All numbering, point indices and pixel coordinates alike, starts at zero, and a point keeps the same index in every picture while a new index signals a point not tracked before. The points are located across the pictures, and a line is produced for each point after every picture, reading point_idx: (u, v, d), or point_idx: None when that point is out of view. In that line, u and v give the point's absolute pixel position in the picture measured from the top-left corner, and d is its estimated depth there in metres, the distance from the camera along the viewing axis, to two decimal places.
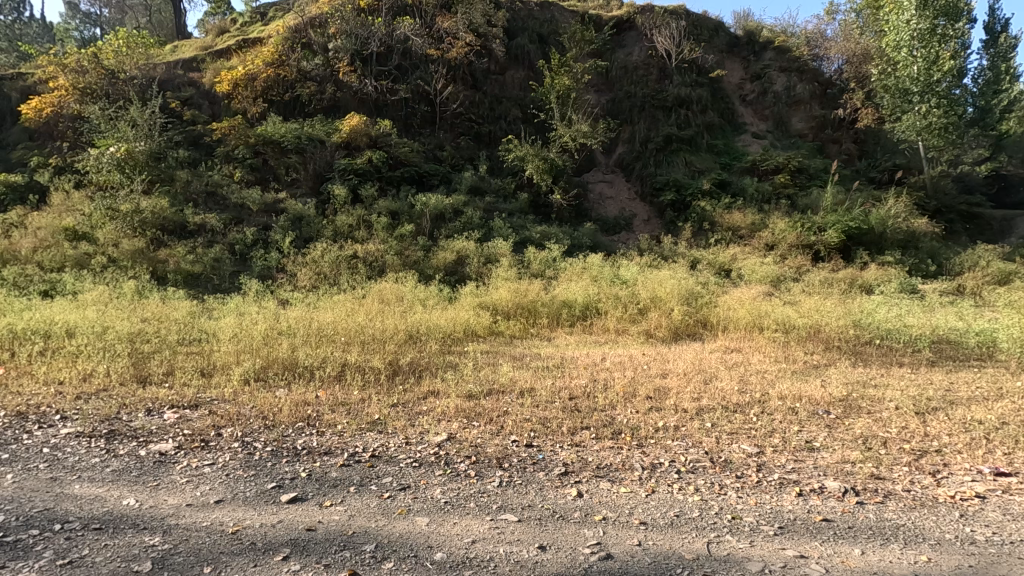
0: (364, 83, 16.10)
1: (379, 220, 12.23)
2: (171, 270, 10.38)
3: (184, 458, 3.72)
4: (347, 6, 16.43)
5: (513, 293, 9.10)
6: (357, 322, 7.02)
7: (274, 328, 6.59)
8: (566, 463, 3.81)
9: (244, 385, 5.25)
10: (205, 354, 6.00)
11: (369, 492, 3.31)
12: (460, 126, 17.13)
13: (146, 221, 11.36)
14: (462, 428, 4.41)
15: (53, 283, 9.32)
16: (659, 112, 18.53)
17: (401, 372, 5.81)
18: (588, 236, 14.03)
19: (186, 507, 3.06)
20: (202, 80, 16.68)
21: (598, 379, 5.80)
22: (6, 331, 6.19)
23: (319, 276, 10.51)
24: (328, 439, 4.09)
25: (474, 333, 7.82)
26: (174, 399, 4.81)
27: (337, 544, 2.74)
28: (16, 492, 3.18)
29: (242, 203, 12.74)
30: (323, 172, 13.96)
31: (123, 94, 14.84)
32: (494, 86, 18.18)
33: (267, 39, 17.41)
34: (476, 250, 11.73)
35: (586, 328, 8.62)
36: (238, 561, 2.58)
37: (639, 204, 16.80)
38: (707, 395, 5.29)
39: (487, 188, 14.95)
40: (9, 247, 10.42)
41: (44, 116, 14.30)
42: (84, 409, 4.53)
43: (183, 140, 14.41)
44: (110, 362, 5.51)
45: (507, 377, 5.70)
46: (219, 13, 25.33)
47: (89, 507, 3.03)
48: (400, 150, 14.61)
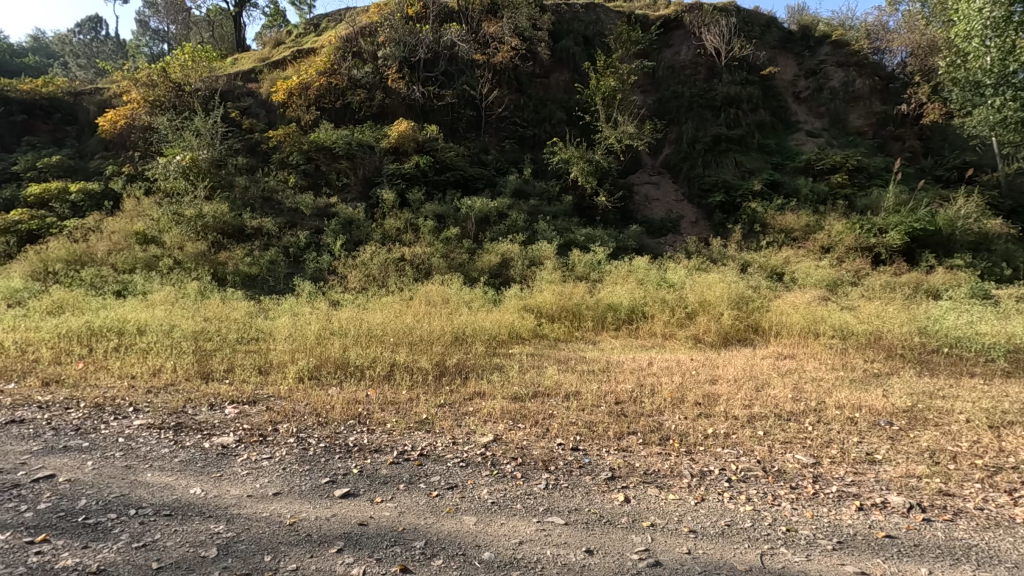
0: (412, 90, 16.44)
1: (425, 224, 12.46)
2: (230, 272, 10.88)
3: (244, 451, 3.90)
4: (396, 15, 16.89)
5: (558, 296, 9.08)
6: (405, 324, 7.19)
7: (326, 328, 6.82)
8: (613, 468, 3.78)
9: (299, 383, 5.45)
10: (262, 352, 6.26)
11: (418, 490, 3.38)
12: (505, 130, 17.29)
13: (208, 225, 11.96)
14: (508, 430, 4.45)
15: (125, 284, 9.96)
16: (707, 111, 18.11)
17: (448, 373, 5.91)
18: (634, 238, 13.84)
19: (247, 498, 3.21)
20: (260, 91, 17.51)
21: (645, 384, 5.71)
22: (85, 327, 6.67)
23: (368, 278, 10.80)
24: (378, 437, 4.21)
25: (518, 335, 7.86)
26: (235, 395, 5.05)
27: (388, 540, 2.82)
28: (96, 478, 3.43)
29: (296, 208, 13.27)
30: (372, 177, 14.33)
31: (188, 105, 15.74)
32: (538, 89, 18.23)
33: (320, 50, 18.05)
34: (521, 253, 11.77)
35: (631, 333, 8.50)
36: (296, 551, 2.69)
37: (687, 206, 16.46)
38: (759, 402, 5.13)
39: (531, 191, 14.99)
40: (87, 250, 11.22)
41: (118, 127, 15.32)
42: (154, 402, 4.82)
43: (242, 148, 15.12)
44: (177, 359, 5.85)
45: (553, 380, 5.69)
46: (275, 26, 26.44)
47: (160, 494, 3.23)
48: (446, 155, 14.83)
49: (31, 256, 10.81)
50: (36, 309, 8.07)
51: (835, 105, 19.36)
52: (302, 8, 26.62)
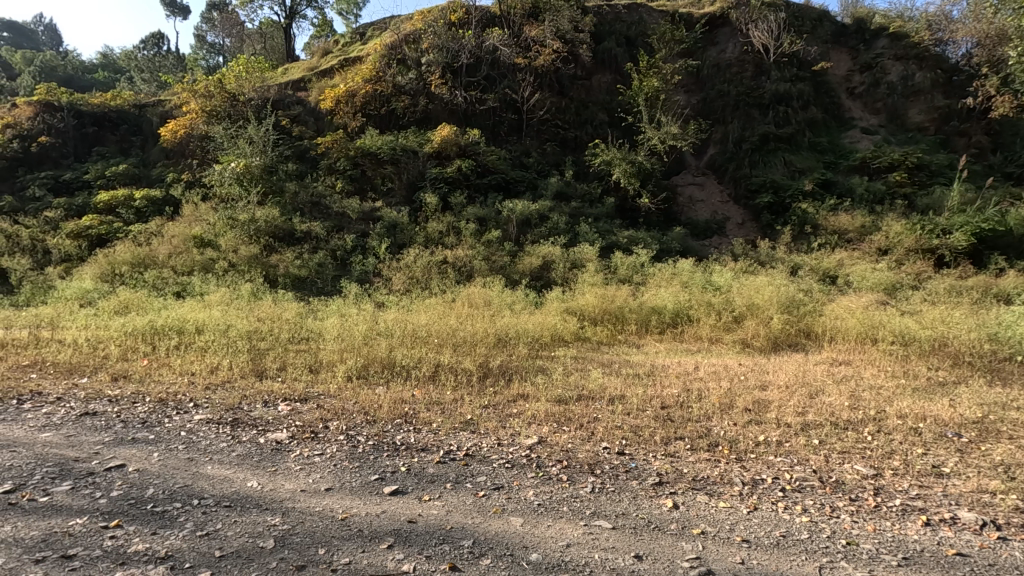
0: (455, 95, 16.66)
1: (467, 227, 12.60)
2: (281, 274, 11.26)
3: (297, 447, 4.03)
4: (439, 22, 17.25)
5: (601, 298, 9.00)
6: (449, 326, 7.28)
7: (373, 329, 7.00)
8: (660, 474, 3.71)
9: (348, 381, 5.61)
10: (313, 351, 6.46)
11: (464, 489, 3.41)
12: (546, 132, 17.28)
13: (260, 229, 12.44)
14: (553, 432, 4.43)
15: (184, 285, 10.48)
16: (754, 110, 17.61)
17: (492, 374, 5.95)
18: (678, 240, 13.56)
19: (301, 493, 3.32)
20: (309, 99, 18.09)
21: (692, 389, 5.58)
22: (149, 326, 7.04)
23: (412, 280, 11.00)
24: (425, 436, 4.27)
25: (561, 338, 7.82)
26: (287, 393, 5.22)
27: (437, 538, 2.86)
28: (161, 469, 3.61)
29: (343, 212, 13.63)
30: (416, 181, 14.56)
31: (242, 114, 16.44)
32: (580, 91, 18.15)
33: (366, 58, 18.55)
34: (562, 255, 11.73)
35: (676, 336, 8.33)
36: (348, 546, 2.76)
37: (733, 207, 16.05)
38: (814, 410, 4.93)
39: (573, 194, 14.92)
40: (150, 252, 11.85)
41: (179, 136, 16.12)
42: (212, 398, 5.05)
43: (292, 155, 15.61)
44: (233, 357, 6.11)
45: (597, 384, 5.64)
46: (323, 36, 27.35)
47: (220, 486, 3.38)
48: (489, 158, 14.94)
49: (101, 259, 11.55)
50: (105, 308, 8.58)
51: (892, 100, 18.51)
52: (348, 18, 27.46)
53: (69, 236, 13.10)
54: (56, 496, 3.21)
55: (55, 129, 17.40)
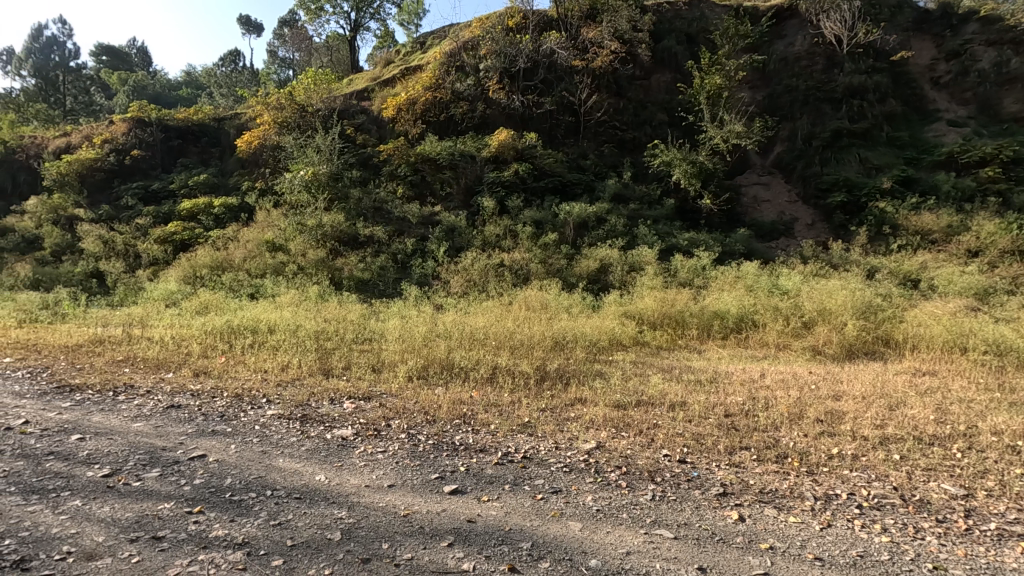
0: (512, 99, 16.81)
1: (524, 230, 12.66)
2: (345, 277, 11.72)
3: (361, 444, 4.18)
4: (498, 29, 17.62)
5: (660, 302, 8.80)
6: (507, 328, 7.33)
7: (433, 331, 7.15)
8: (725, 484, 3.58)
9: (408, 381, 5.77)
10: (375, 351, 6.69)
11: (523, 491, 3.43)
12: (604, 134, 17.06)
13: (327, 233, 13.00)
14: (611, 438, 4.37)
15: (258, 287, 11.10)
16: (826, 105, 16.72)
17: (550, 377, 5.94)
18: (742, 242, 13.05)
19: (365, 488, 3.44)
20: (372, 108, 18.70)
21: (758, 398, 5.35)
22: (227, 326, 7.53)
23: (469, 282, 11.17)
24: (483, 437, 4.33)
25: (619, 342, 7.70)
26: (351, 391, 5.42)
27: (496, 538, 2.88)
28: (238, 460, 3.84)
29: (404, 217, 14.04)
30: (474, 186, 14.77)
31: (311, 124, 17.28)
32: (639, 91, 17.83)
33: (426, 66, 19.05)
34: (620, 258, 11.56)
35: (740, 342, 8.02)
36: (411, 541, 2.83)
37: (801, 208, 15.28)
38: (894, 423, 4.60)
39: (631, 196, 14.68)
40: (228, 256, 12.65)
41: (253, 147, 17.11)
42: (283, 395, 5.32)
43: (356, 162, 16.19)
44: (302, 356, 6.42)
45: (657, 389, 5.51)
46: (385, 47, 28.33)
47: (290, 479, 3.55)
48: (546, 161, 14.97)
49: (184, 263, 12.44)
50: (187, 308, 9.24)
51: (984, 89, 16.99)
52: (409, 29, 28.32)
53: (158, 241, 14.19)
54: (147, 481, 3.49)
55: (145, 143, 18.93)
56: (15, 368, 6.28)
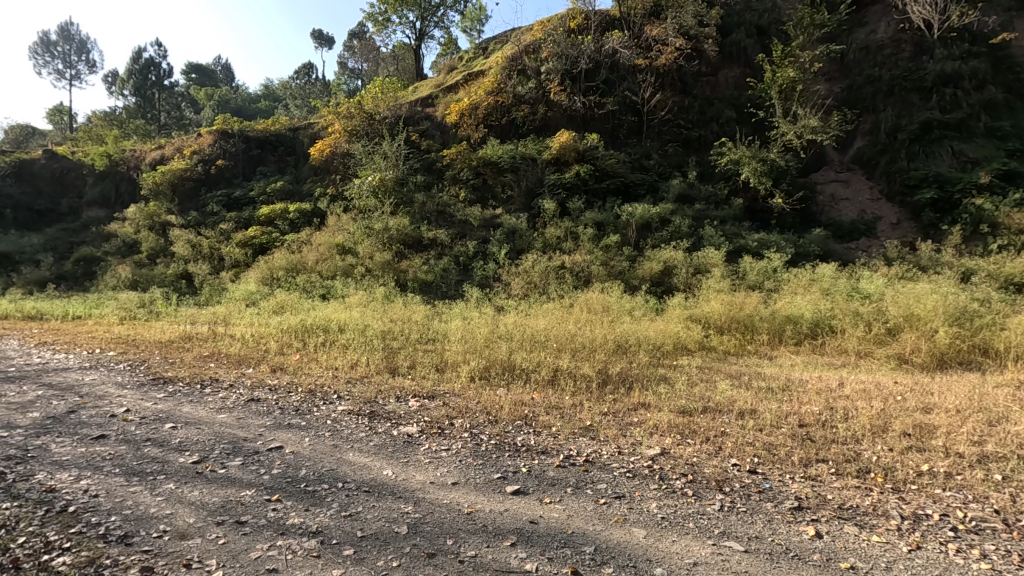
0: (574, 100, 16.72)
1: (585, 232, 12.56)
2: (410, 279, 12.07)
3: (425, 441, 4.29)
4: (559, 31, 17.63)
5: (727, 305, 8.48)
6: (568, 331, 7.31)
7: (495, 333, 7.23)
8: (800, 498, 3.40)
9: (470, 382, 5.86)
10: (439, 352, 6.85)
11: (585, 495, 3.40)
12: (668, 133, 16.63)
13: (393, 237, 13.45)
14: (676, 444, 4.26)
15: (328, 289, 11.64)
16: (913, 95, 15.57)
17: (612, 381, 5.86)
18: (817, 243, 12.36)
19: (430, 485, 3.52)
20: (436, 114, 19.12)
21: (836, 408, 5.04)
22: (300, 325, 7.95)
23: (530, 284, 11.24)
24: (544, 439, 4.34)
25: (684, 346, 7.48)
26: (416, 390, 5.57)
27: (559, 541, 2.88)
28: (312, 452, 4.04)
29: (466, 220, 14.27)
30: (534, 188, 14.79)
31: (378, 132, 17.96)
32: (705, 88, 17.17)
33: (488, 71, 19.31)
34: (685, 260, 11.23)
35: (815, 349, 7.60)
36: (474, 539, 2.88)
37: (885, 206, 14.28)
38: (995, 440, 4.20)
39: (697, 195, 14.24)
40: (301, 259, 13.33)
41: (325, 155, 17.95)
42: (352, 391, 5.55)
43: (420, 167, 16.65)
44: (370, 354, 6.68)
45: (725, 396, 5.31)
46: (448, 54, 28.98)
47: (359, 472, 3.70)
48: (607, 162, 14.76)
49: (263, 265, 13.24)
50: (265, 308, 9.82)
51: None
52: (471, 35, 28.82)
53: (239, 245, 15.19)
54: (231, 469, 3.74)
55: (229, 153, 20.29)
56: (117, 361, 6.91)
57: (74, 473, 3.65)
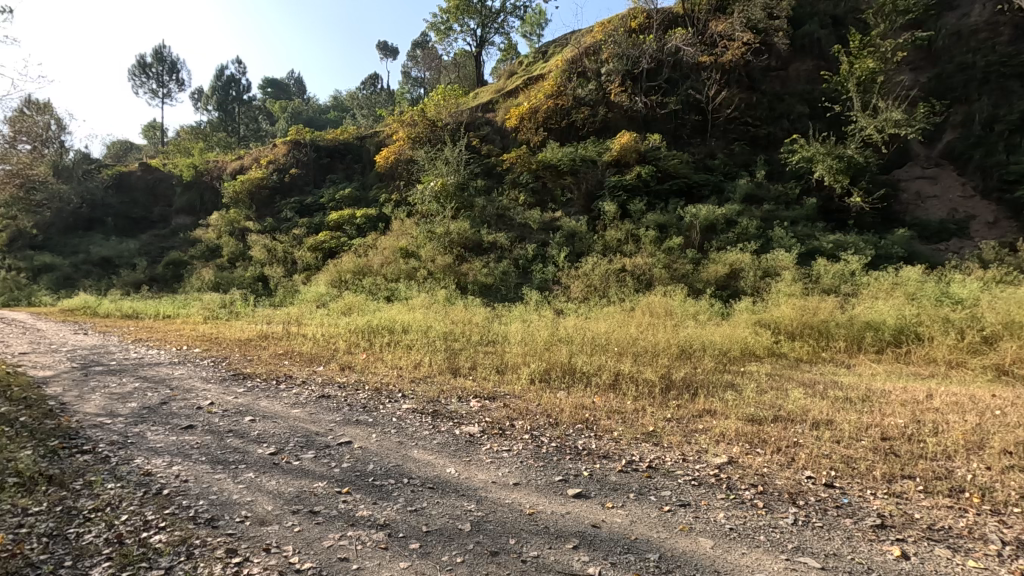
0: (635, 101, 16.48)
1: (647, 234, 12.33)
2: (471, 281, 12.26)
3: (487, 442, 4.34)
4: (620, 31, 17.43)
5: (800, 311, 8.08)
6: (629, 335, 7.19)
7: (554, 335, 7.23)
8: (883, 515, 3.18)
9: (531, 384, 5.89)
10: (499, 353, 6.92)
11: (649, 502, 3.33)
12: (734, 131, 16.04)
13: (454, 241, 13.72)
14: (745, 454, 4.10)
15: (393, 291, 12.06)
16: (1012, 83, 14.31)
17: (675, 387, 5.70)
18: (901, 243, 11.55)
19: (492, 484, 3.57)
20: (496, 118, 19.32)
21: (924, 421, 4.67)
22: (367, 326, 8.28)
23: (590, 288, 11.18)
24: (606, 443, 4.29)
25: (753, 352, 7.18)
26: (477, 391, 5.66)
27: (622, 547, 2.84)
28: (379, 448, 4.19)
29: (525, 223, 14.34)
30: (594, 190, 14.63)
31: (440, 138, 18.43)
32: (774, 84, 16.49)
33: (548, 75, 19.37)
34: (753, 263, 10.78)
35: (899, 358, 7.07)
36: (537, 540, 2.89)
37: (980, 204, 13.15)
38: None
39: (766, 195, 13.62)
40: (368, 262, 13.87)
41: (390, 162, 18.58)
42: (416, 391, 5.70)
43: (481, 172, 16.93)
44: (433, 355, 6.85)
45: (798, 405, 5.05)
46: (508, 58, 29.27)
47: (424, 469, 3.80)
48: (670, 163, 14.41)
49: (332, 269, 13.87)
50: (334, 309, 10.29)
51: None
52: (532, 39, 28.98)
53: (310, 248, 15.97)
54: (305, 461, 3.94)
55: (301, 162, 21.39)
56: (203, 357, 7.44)
57: (167, 459, 3.97)
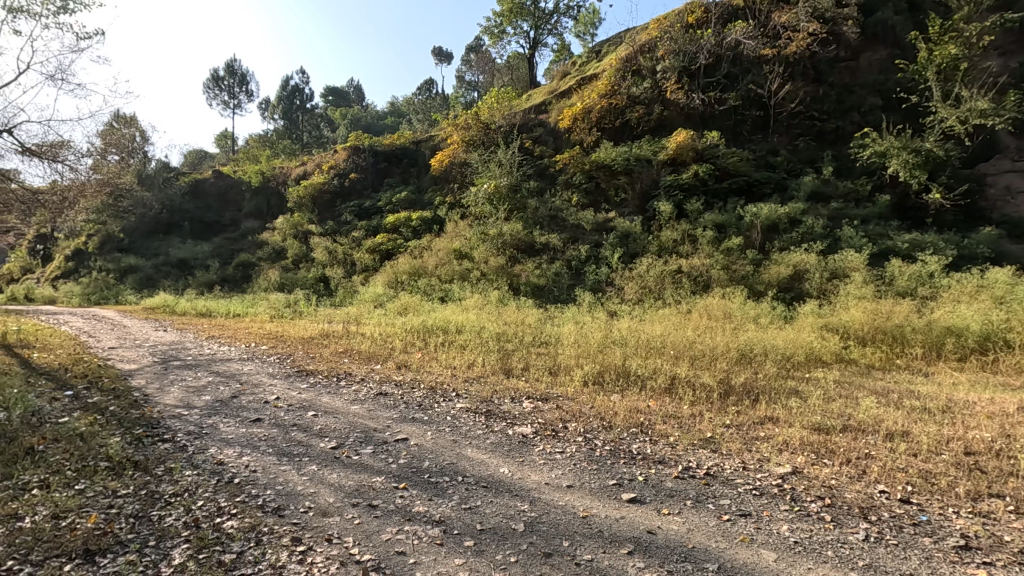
0: (692, 98, 16.06)
1: (705, 234, 11.98)
2: (523, 282, 12.30)
3: (540, 443, 4.34)
4: (676, 27, 17.04)
5: (871, 315, 7.63)
6: (686, 338, 7.02)
7: (608, 337, 7.16)
8: (966, 535, 2.95)
9: (584, 386, 5.84)
10: (551, 355, 6.91)
11: (707, 510, 3.24)
12: (798, 126, 15.32)
13: (507, 242, 13.81)
14: (810, 464, 3.91)
15: (447, 292, 12.28)
16: None
17: (735, 393, 5.50)
18: (987, 242, 10.68)
19: (546, 485, 3.56)
20: (549, 119, 19.26)
21: (1015, 436, 4.29)
22: (422, 325, 8.48)
23: (645, 289, 10.98)
24: (661, 448, 4.20)
25: (819, 358, 6.84)
26: (530, 391, 5.68)
27: (678, 554, 2.77)
28: (434, 446, 4.28)
29: (578, 223, 14.25)
30: (649, 190, 14.34)
31: (494, 140, 18.62)
32: (843, 75, 15.64)
33: (602, 74, 19.20)
34: (818, 264, 10.24)
35: (986, 367, 6.52)
36: (590, 543, 2.87)
37: None
38: None
39: (833, 193, 12.93)
40: (423, 264, 14.19)
41: (445, 165, 18.95)
42: (470, 390, 5.78)
43: (534, 173, 16.98)
44: (486, 355, 6.91)
45: (869, 415, 4.77)
46: (561, 59, 29.20)
47: (478, 467, 3.85)
48: (729, 160, 13.94)
49: (389, 270, 14.28)
50: (390, 309, 10.59)
51: None
52: (585, 39, 28.80)
53: (368, 250, 16.49)
54: (364, 456, 4.08)
55: (360, 167, 22.15)
56: (269, 353, 7.84)
57: (237, 450, 4.20)
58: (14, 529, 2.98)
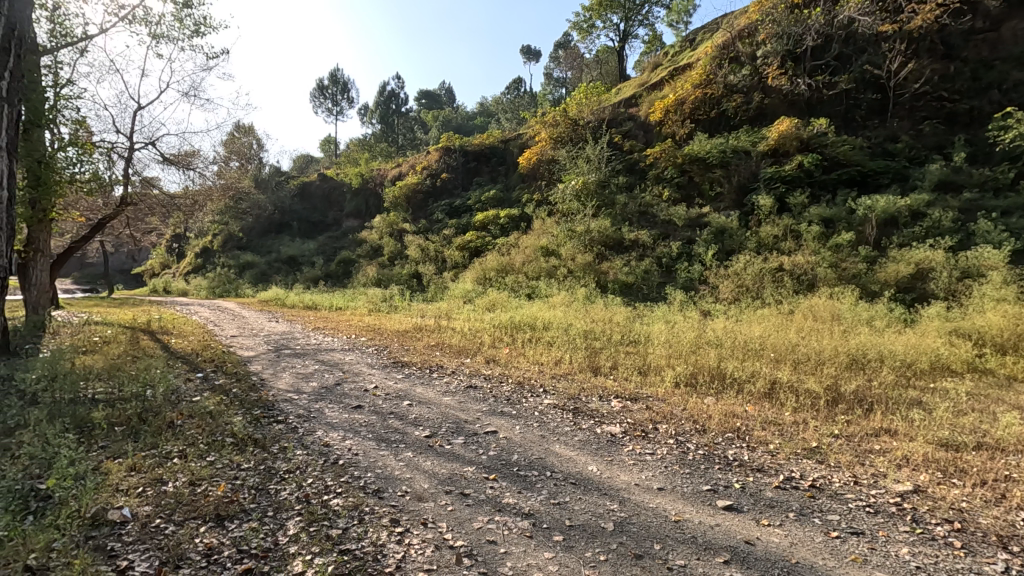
0: (797, 83, 14.99)
1: (810, 230, 11.14)
2: (611, 280, 12.12)
3: (630, 443, 4.27)
4: (780, 7, 15.94)
5: (1012, 320, 6.73)
6: (788, 340, 6.58)
7: (701, 338, 6.89)
8: None
9: (675, 387, 5.66)
10: (641, 354, 6.74)
11: (812, 524, 3.02)
12: (924, 108, 13.78)
13: (595, 239, 13.70)
14: (936, 483, 3.52)
15: (534, 289, 12.39)
16: None
17: (845, 401, 5.08)
18: None
19: (635, 486, 3.51)
20: (639, 112, 18.74)
21: None
22: (509, 322, 8.62)
23: (741, 288, 10.43)
24: (760, 456, 3.98)
25: (946, 366, 6.10)
26: (619, 390, 5.59)
27: (780, 568, 2.61)
28: (522, 440, 4.35)
29: (669, 219, 13.81)
30: (748, 183, 13.53)
31: (582, 137, 18.52)
32: (980, 49, 13.85)
33: (696, 63, 18.39)
34: (946, 261, 9.16)
35: None
36: (684, 549, 2.78)
37: None
38: None
39: (965, 182, 11.51)
40: (510, 260, 14.42)
41: (533, 163, 19.09)
42: (557, 387, 5.80)
43: (622, 168, 16.65)
44: (573, 353, 6.90)
45: (1011, 432, 4.20)
46: (652, 51, 28.48)
47: (566, 464, 3.86)
48: (839, 149, 12.85)
49: (478, 266, 14.66)
50: (479, 305, 10.86)
51: None
52: (677, 28, 27.89)
53: (458, 247, 17.00)
54: (456, 445, 4.23)
55: (451, 167, 22.87)
56: (368, 345, 8.34)
57: (341, 434, 4.50)
58: (160, 492, 3.41)
